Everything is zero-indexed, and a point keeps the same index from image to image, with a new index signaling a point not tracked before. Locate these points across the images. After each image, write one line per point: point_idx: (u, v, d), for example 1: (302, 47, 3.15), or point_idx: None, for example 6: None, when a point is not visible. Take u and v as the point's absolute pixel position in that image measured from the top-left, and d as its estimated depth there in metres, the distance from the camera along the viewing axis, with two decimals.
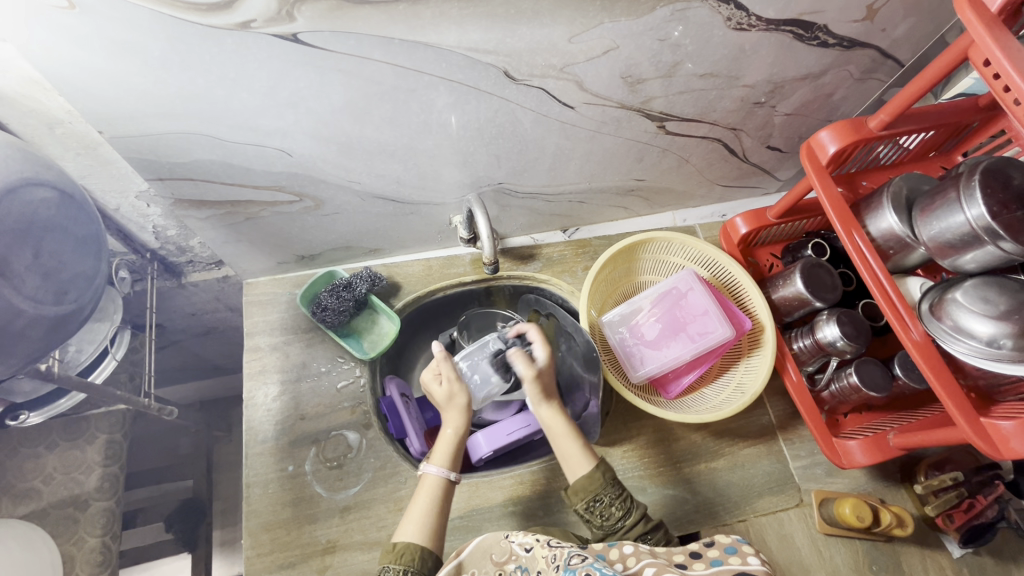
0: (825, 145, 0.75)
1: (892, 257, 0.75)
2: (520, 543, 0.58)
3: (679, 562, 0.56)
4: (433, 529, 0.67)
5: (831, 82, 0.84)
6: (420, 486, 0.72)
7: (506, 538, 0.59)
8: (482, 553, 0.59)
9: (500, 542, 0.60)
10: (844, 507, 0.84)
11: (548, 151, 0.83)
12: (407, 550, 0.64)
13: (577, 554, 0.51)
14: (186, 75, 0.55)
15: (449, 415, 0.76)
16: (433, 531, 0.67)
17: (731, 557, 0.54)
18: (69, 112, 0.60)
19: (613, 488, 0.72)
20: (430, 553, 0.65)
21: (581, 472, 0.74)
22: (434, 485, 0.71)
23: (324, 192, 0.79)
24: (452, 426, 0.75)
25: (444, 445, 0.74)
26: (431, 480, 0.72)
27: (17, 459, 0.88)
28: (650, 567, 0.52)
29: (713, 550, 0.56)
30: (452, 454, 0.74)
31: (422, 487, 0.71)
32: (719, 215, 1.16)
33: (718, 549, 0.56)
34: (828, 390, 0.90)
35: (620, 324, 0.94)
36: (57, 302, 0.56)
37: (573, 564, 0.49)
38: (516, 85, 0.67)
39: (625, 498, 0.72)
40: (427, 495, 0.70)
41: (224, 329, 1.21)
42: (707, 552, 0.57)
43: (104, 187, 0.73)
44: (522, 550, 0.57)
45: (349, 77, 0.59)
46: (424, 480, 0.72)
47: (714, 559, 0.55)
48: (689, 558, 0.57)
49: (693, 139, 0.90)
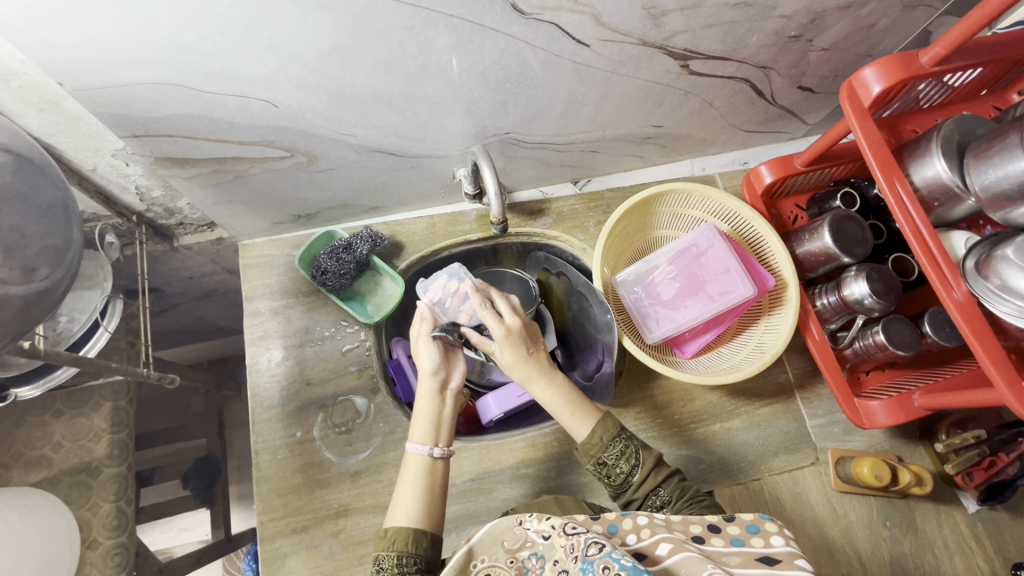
0: (869, 84, 0.67)
1: (936, 210, 0.69)
2: (536, 531, 0.53)
3: (695, 535, 0.53)
4: (425, 510, 0.64)
5: (877, 11, 0.75)
6: (406, 467, 0.69)
7: (520, 524, 0.54)
8: (493, 539, 0.54)
9: (513, 527, 0.54)
10: (861, 466, 0.83)
11: (560, 97, 0.75)
12: (398, 536, 0.61)
13: (594, 543, 0.47)
14: (145, 14, 0.48)
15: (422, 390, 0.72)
16: (424, 512, 0.64)
17: (752, 538, 0.52)
18: (21, 62, 0.53)
19: (615, 448, 0.67)
20: (425, 535, 0.62)
21: (583, 432, 0.69)
22: (419, 463, 0.68)
23: (317, 147, 0.73)
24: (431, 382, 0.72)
25: (422, 422, 0.70)
26: (416, 458, 0.68)
27: (24, 428, 0.87)
28: (666, 542, 0.50)
29: (734, 527, 0.54)
30: (432, 427, 0.70)
31: (409, 466, 0.68)
32: (740, 162, 1.09)
33: (738, 527, 0.53)
34: (850, 348, 0.87)
35: (635, 283, 0.90)
36: (26, 279, 0.51)
37: (590, 555, 0.45)
38: (526, 19, 0.59)
39: (631, 455, 0.67)
40: (412, 477, 0.67)
41: (224, 291, 1.17)
42: (726, 527, 0.54)
43: (75, 145, 0.67)
44: (539, 537, 0.52)
45: (336, 14, 0.52)
46: (410, 459, 0.69)
47: (734, 539, 0.52)
48: (706, 530, 0.54)
49: (718, 80, 0.82)
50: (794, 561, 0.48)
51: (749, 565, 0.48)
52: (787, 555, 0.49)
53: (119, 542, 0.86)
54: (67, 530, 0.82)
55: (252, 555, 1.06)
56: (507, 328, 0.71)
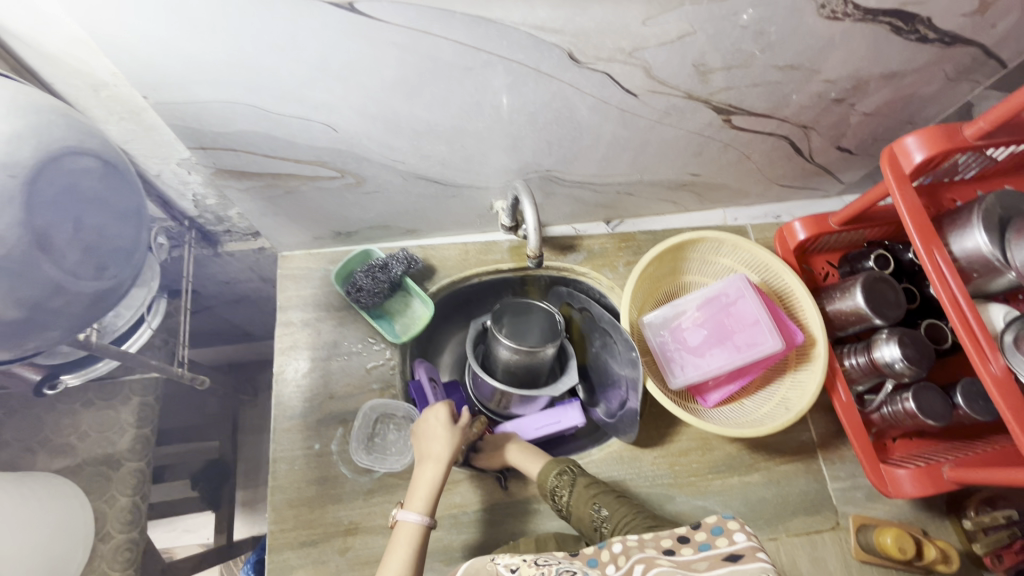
0: (911, 152, 0.68)
1: (975, 280, 0.69)
2: (504, 565, 0.51)
3: (667, 548, 0.51)
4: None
5: (921, 81, 0.77)
6: (398, 535, 0.70)
7: (492, 561, 0.52)
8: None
9: (486, 565, 0.52)
10: (884, 537, 0.80)
11: (603, 140, 0.78)
12: None
13: None
14: (235, 40, 0.51)
15: (432, 446, 0.77)
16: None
17: (717, 539, 0.50)
18: (114, 75, 0.57)
19: (558, 475, 0.78)
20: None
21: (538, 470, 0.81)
22: (411, 531, 0.70)
23: (366, 170, 0.76)
24: (439, 442, 0.77)
25: (421, 490, 0.74)
26: (410, 526, 0.70)
27: (54, 415, 0.89)
28: (639, 563, 0.49)
29: (701, 534, 0.52)
30: (427, 497, 0.73)
31: (399, 534, 0.70)
32: (773, 215, 1.10)
33: (704, 532, 0.52)
34: (879, 413, 0.85)
35: (662, 326, 0.90)
36: (97, 277, 0.58)
37: None
38: (579, 68, 0.62)
39: (569, 480, 0.77)
40: (404, 543, 0.69)
41: (256, 298, 1.21)
42: (694, 535, 0.52)
43: (146, 152, 0.71)
44: (508, 571, 0.50)
45: (404, 52, 0.56)
46: (401, 527, 0.71)
47: (701, 544, 0.50)
48: (676, 543, 0.52)
49: (758, 135, 0.83)
50: (758, 554, 0.46)
51: (716, 564, 0.46)
52: (749, 549, 0.47)
53: (131, 537, 0.86)
54: (81, 520, 0.83)
55: (252, 563, 1.06)
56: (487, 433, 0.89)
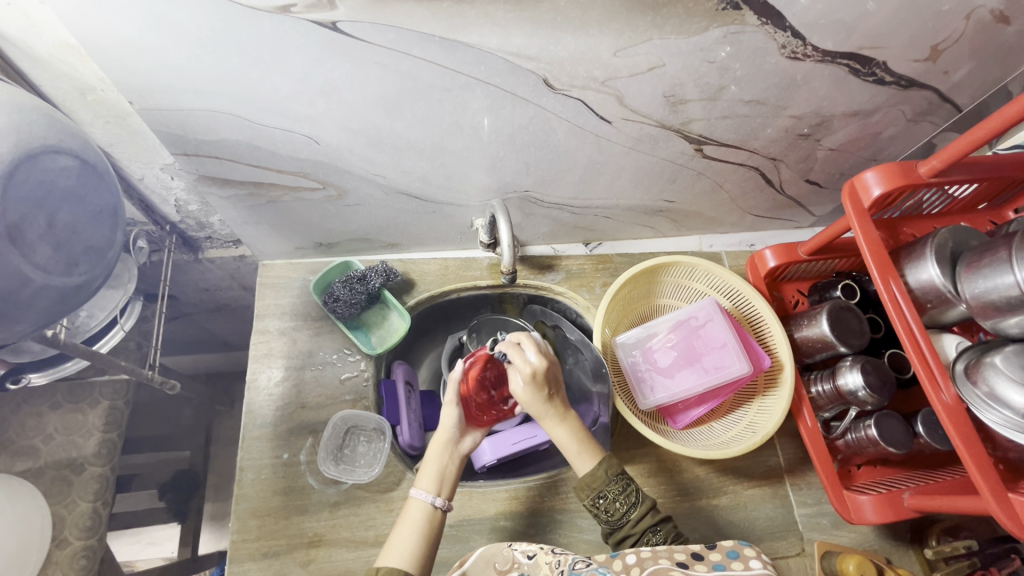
0: (869, 187, 0.71)
1: (929, 311, 0.71)
2: (521, 552, 0.61)
3: (680, 561, 0.53)
4: (420, 555, 0.65)
5: (882, 120, 0.81)
6: (406, 514, 0.70)
7: (509, 548, 0.62)
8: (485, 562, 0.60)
9: (503, 550, 0.62)
10: (847, 564, 0.79)
11: (580, 164, 0.81)
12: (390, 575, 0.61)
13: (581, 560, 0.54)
14: (222, 54, 0.54)
15: (439, 430, 0.75)
16: (420, 558, 0.65)
17: (733, 563, 0.52)
18: (101, 80, 0.59)
19: (616, 484, 0.69)
20: None
21: (586, 469, 0.71)
22: (420, 508, 0.69)
23: (348, 183, 0.77)
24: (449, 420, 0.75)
25: (429, 470, 0.73)
26: (418, 504, 0.70)
27: (20, 416, 0.87)
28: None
29: (715, 554, 0.54)
30: (438, 476, 0.72)
31: (409, 511, 0.70)
32: (747, 244, 1.13)
33: (720, 553, 0.54)
34: (842, 439, 0.86)
35: (634, 347, 0.91)
36: (66, 273, 0.60)
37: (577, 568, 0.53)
38: (554, 94, 0.65)
39: (630, 494, 0.69)
40: (412, 520, 0.69)
41: (236, 307, 1.21)
42: (709, 555, 0.54)
43: (130, 156, 0.72)
44: (524, 557, 0.60)
45: (385, 71, 0.58)
46: (411, 504, 0.71)
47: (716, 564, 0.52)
48: (690, 558, 0.54)
49: (730, 165, 0.87)
50: None
51: None
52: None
53: (88, 543, 0.85)
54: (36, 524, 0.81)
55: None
56: (533, 369, 0.71)
